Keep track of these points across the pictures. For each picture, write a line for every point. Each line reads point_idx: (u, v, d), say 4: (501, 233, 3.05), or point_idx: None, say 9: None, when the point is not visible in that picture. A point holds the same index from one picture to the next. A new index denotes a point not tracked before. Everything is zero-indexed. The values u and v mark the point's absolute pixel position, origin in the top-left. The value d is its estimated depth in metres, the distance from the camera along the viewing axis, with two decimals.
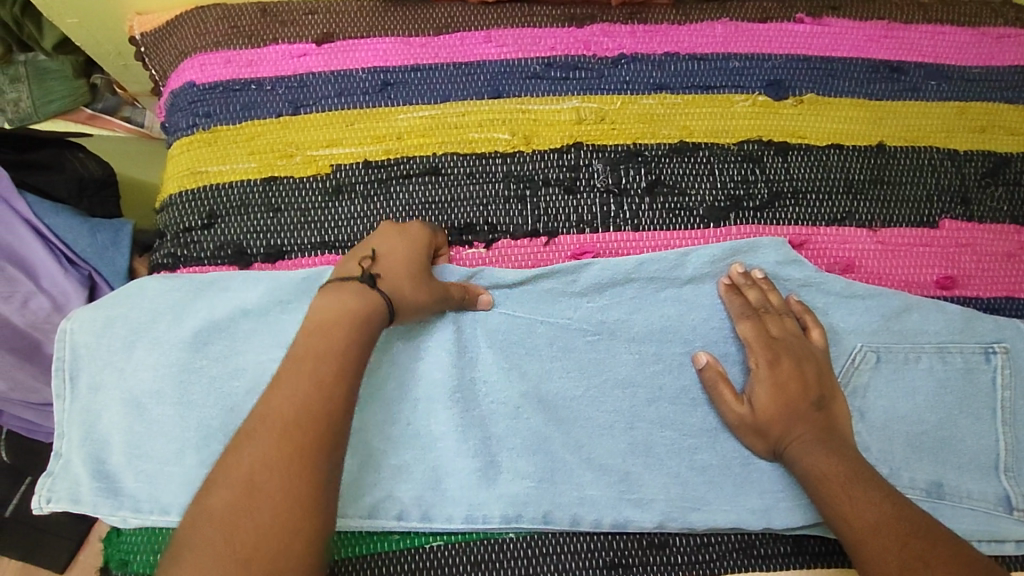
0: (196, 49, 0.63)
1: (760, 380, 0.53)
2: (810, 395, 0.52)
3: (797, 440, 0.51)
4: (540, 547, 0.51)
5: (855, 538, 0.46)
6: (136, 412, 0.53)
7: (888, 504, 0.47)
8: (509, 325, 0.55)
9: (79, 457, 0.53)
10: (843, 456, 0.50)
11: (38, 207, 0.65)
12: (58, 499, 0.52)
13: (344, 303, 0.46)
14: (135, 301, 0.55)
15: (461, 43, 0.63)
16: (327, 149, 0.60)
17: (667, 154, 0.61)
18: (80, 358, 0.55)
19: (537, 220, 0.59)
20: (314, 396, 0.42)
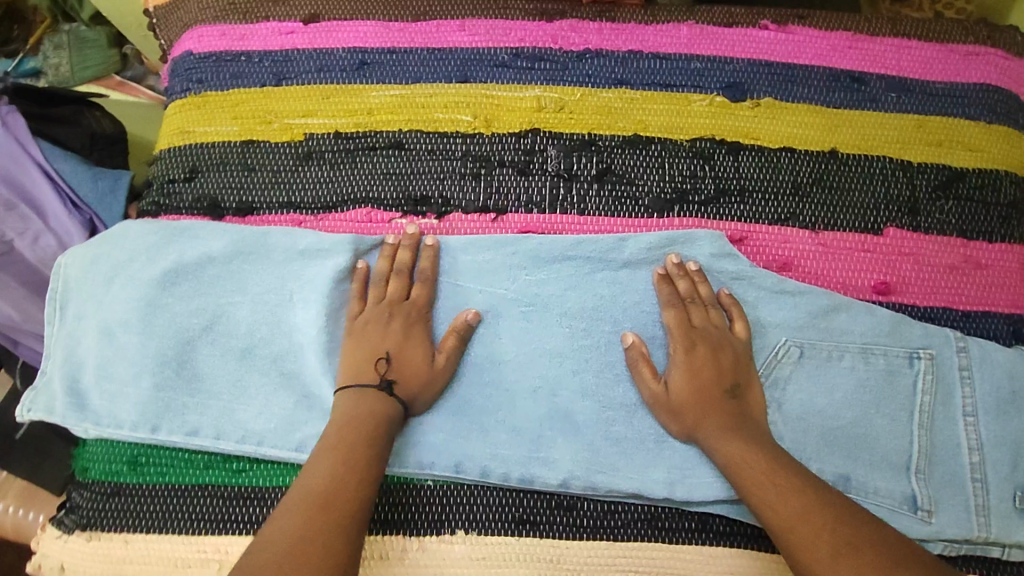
0: (198, 22, 0.69)
1: (678, 365, 0.55)
2: (724, 382, 0.55)
3: (711, 428, 0.53)
4: (454, 496, 0.55)
5: (783, 525, 0.48)
6: (108, 339, 0.59)
7: (809, 491, 0.49)
8: (447, 291, 0.59)
9: (58, 375, 0.59)
10: (758, 444, 0.52)
11: (50, 153, 0.72)
12: (37, 409, 0.58)
13: (357, 406, 0.52)
14: (119, 242, 0.62)
15: (437, 30, 0.68)
16: (303, 119, 0.65)
17: (620, 146, 0.64)
18: (70, 289, 0.62)
19: (488, 197, 0.63)
20: (359, 452, 0.50)
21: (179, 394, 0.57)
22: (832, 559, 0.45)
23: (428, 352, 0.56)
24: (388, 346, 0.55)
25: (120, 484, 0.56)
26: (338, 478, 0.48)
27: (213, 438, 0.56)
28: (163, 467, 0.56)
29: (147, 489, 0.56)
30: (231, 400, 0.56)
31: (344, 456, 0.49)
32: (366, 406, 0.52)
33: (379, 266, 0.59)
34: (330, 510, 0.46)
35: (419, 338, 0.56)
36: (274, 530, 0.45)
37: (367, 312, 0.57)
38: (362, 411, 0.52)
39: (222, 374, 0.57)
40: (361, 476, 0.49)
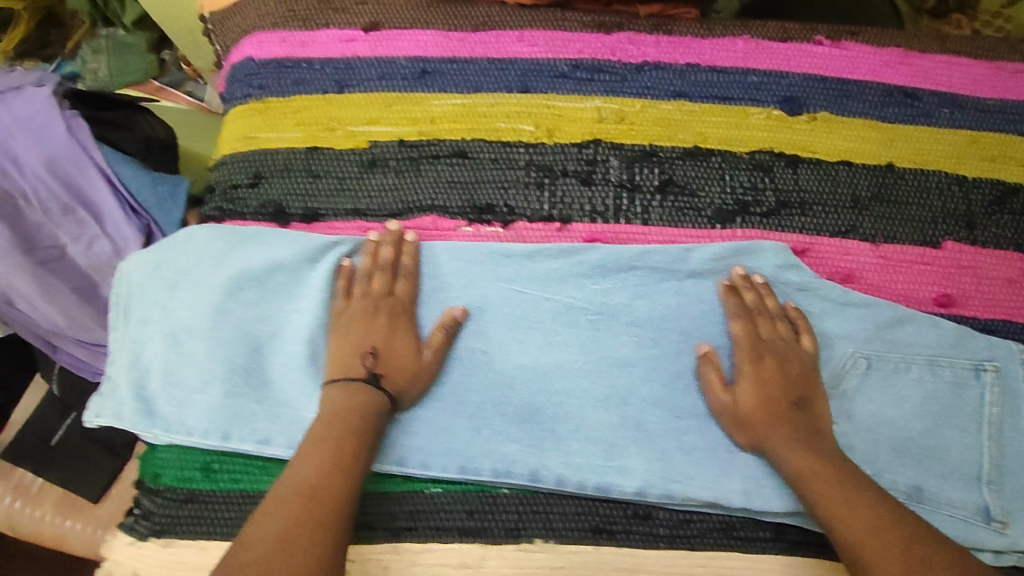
0: (257, 28, 0.69)
1: (744, 375, 0.56)
2: (791, 394, 0.55)
3: (779, 438, 0.54)
4: (531, 504, 0.55)
5: (849, 536, 0.49)
6: (173, 343, 0.59)
7: (878, 507, 0.50)
8: (514, 299, 0.60)
9: (125, 380, 0.60)
10: (827, 457, 0.53)
11: (109, 157, 0.72)
12: (104, 415, 0.60)
13: (343, 399, 0.53)
14: (184, 248, 0.62)
15: (497, 40, 0.68)
16: (367, 126, 0.65)
17: (681, 157, 0.65)
18: (133, 296, 0.62)
19: (553, 206, 0.63)
20: (346, 451, 0.50)
21: (249, 400, 0.57)
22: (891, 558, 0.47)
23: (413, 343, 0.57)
24: (372, 340, 0.56)
25: (193, 490, 0.56)
26: (326, 474, 0.49)
27: (284, 446, 0.56)
28: (236, 474, 0.56)
29: (221, 495, 0.56)
30: (298, 407, 0.57)
31: (334, 453, 0.50)
32: (353, 407, 0.53)
33: (363, 264, 0.59)
34: (316, 504, 0.47)
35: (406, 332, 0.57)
36: (262, 523, 0.45)
37: (353, 305, 0.58)
38: (347, 409, 0.53)
39: (291, 381, 0.57)
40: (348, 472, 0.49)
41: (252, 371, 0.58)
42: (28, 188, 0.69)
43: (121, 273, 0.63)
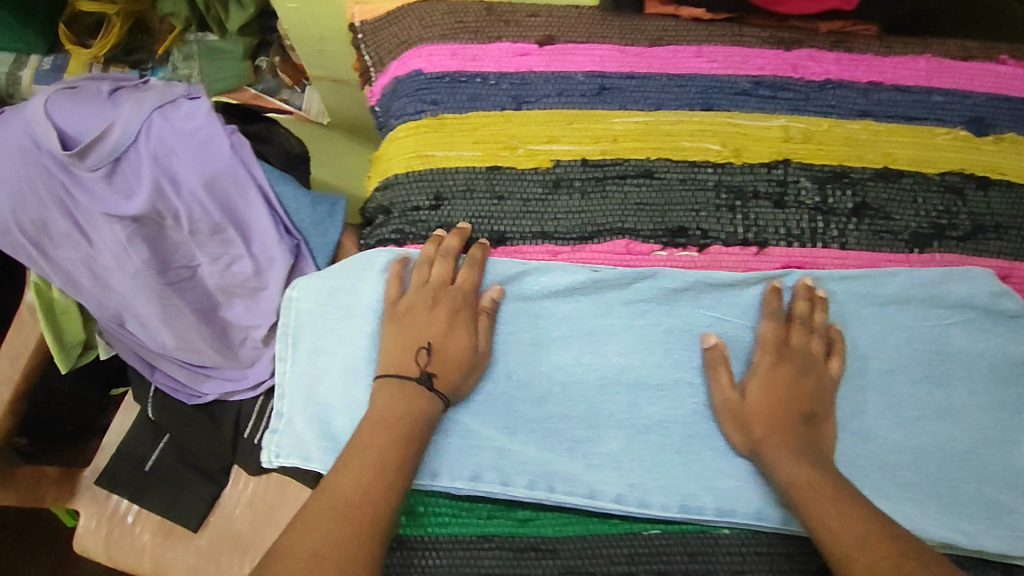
0: (422, 40, 0.65)
1: (758, 377, 0.54)
2: (802, 408, 0.53)
3: (776, 446, 0.51)
4: (752, 545, 0.54)
5: (844, 551, 0.46)
6: (357, 378, 0.56)
7: (875, 520, 0.47)
8: (717, 327, 0.57)
9: (304, 418, 0.56)
10: (823, 469, 0.50)
11: (271, 176, 0.67)
12: (287, 454, 0.56)
13: (399, 403, 0.51)
14: (362, 273, 0.58)
15: (675, 55, 0.65)
16: (548, 145, 0.62)
17: (872, 178, 0.63)
18: (302, 324, 0.58)
19: (748, 230, 0.61)
20: (394, 461, 0.48)
21: (451, 437, 0.54)
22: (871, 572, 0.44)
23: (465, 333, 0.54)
24: (423, 335, 0.53)
25: (400, 536, 0.54)
26: (361, 486, 0.47)
27: (500, 484, 0.53)
28: (445, 517, 0.55)
29: (432, 540, 0.54)
30: (503, 441, 0.54)
31: (355, 466, 0.48)
32: (402, 408, 0.51)
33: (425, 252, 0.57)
34: (332, 525, 0.45)
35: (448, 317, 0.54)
36: (297, 545, 0.44)
37: (409, 296, 0.55)
38: (398, 414, 0.50)
39: (495, 415, 0.54)
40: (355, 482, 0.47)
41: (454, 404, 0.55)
42: (183, 208, 0.64)
43: (288, 300, 0.59)
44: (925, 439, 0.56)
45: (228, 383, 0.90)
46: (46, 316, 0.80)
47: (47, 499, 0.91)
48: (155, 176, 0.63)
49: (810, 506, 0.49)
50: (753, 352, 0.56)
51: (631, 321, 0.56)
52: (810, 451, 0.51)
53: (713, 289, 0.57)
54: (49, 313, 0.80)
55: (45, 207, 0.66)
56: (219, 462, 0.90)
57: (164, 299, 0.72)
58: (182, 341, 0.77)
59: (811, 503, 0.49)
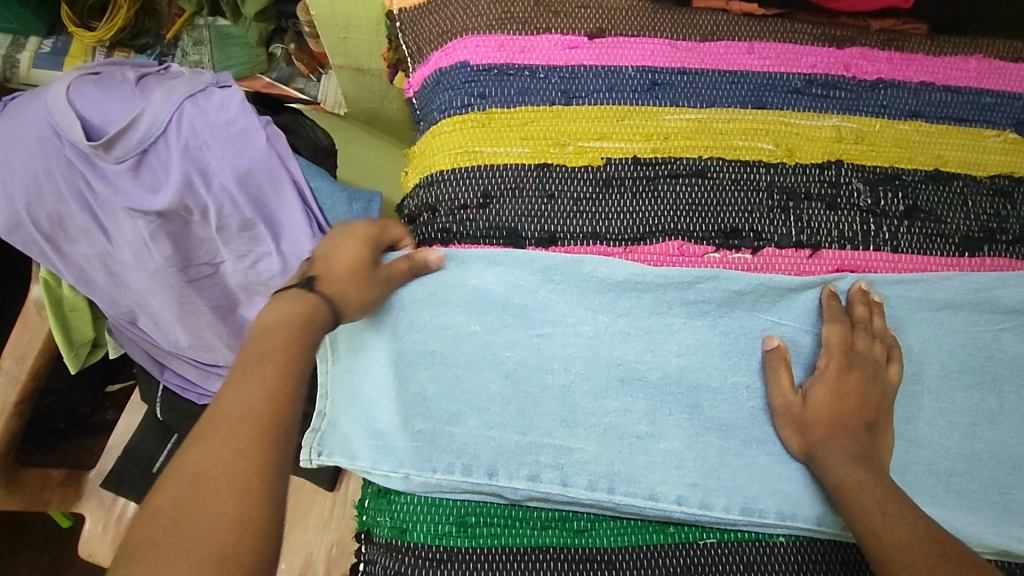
0: (467, 30, 0.64)
1: (822, 381, 0.53)
2: (866, 415, 0.51)
3: (837, 449, 0.50)
4: (810, 553, 0.51)
5: (884, 550, 0.44)
6: (408, 372, 0.54)
7: (923, 523, 0.45)
8: (773, 329, 0.55)
9: (352, 418, 0.55)
10: (880, 475, 0.48)
11: (305, 171, 0.63)
12: (331, 453, 0.53)
13: (281, 309, 0.48)
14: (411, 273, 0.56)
15: (726, 51, 0.65)
16: (598, 142, 0.60)
17: (924, 180, 0.62)
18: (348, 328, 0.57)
19: (801, 231, 0.59)
20: (274, 363, 0.44)
21: (510, 433, 0.52)
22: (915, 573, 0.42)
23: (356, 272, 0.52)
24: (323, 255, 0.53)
25: (449, 548, 0.51)
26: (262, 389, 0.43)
27: (560, 482, 0.51)
28: (497, 527, 0.52)
29: (483, 553, 0.51)
30: (564, 438, 0.52)
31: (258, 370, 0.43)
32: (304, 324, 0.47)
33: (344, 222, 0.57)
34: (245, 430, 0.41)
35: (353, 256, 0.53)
36: (193, 454, 0.40)
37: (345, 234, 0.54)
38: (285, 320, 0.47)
39: (548, 413, 0.53)
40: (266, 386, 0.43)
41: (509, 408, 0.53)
42: (213, 203, 0.61)
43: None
44: (979, 446, 0.55)
45: None
46: (56, 315, 0.75)
47: (51, 503, 0.85)
48: (184, 169, 0.59)
49: (857, 509, 0.47)
50: (818, 355, 0.55)
51: (691, 320, 0.55)
52: (868, 458, 0.49)
53: (773, 294, 0.55)
54: (58, 312, 0.75)
55: (62, 200, 0.63)
56: None
57: (183, 297, 0.69)
58: (197, 339, 0.75)
59: (863, 508, 0.46)
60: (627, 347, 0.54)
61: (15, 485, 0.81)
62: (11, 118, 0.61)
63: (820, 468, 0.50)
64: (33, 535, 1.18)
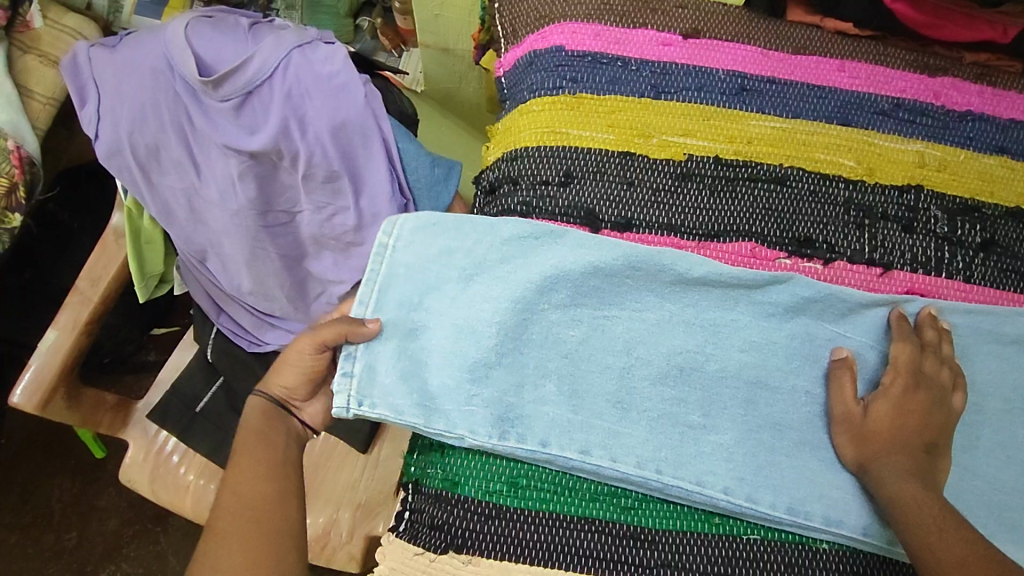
0: (566, 17, 0.65)
1: (887, 398, 0.53)
2: (927, 437, 0.52)
3: (893, 465, 0.51)
4: (853, 564, 0.52)
5: (937, 567, 0.45)
6: (469, 338, 0.54)
7: (982, 546, 0.46)
8: (840, 339, 0.57)
9: (400, 373, 0.54)
10: (937, 495, 0.49)
11: (395, 131, 0.65)
12: (376, 404, 0.53)
13: (256, 423, 0.57)
14: (484, 238, 0.56)
15: (817, 66, 0.65)
16: (682, 138, 0.62)
17: (1004, 217, 0.62)
18: (396, 277, 0.56)
19: (874, 249, 0.60)
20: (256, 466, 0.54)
21: (564, 409, 0.53)
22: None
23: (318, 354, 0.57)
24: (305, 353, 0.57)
25: (500, 506, 0.52)
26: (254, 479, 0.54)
27: (609, 459, 0.52)
28: (547, 492, 0.52)
29: (531, 516, 0.52)
30: (614, 422, 0.53)
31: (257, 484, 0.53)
32: (268, 425, 0.57)
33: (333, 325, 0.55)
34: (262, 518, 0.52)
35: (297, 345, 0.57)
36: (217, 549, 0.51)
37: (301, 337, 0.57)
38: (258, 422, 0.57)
39: (603, 392, 0.53)
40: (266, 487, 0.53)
41: (565, 384, 0.54)
42: (304, 150, 0.63)
43: (383, 244, 0.57)
44: None
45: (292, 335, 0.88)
46: (134, 244, 0.78)
47: (102, 425, 0.87)
48: (284, 115, 0.62)
49: (913, 525, 0.48)
50: (885, 371, 0.55)
51: (758, 319, 0.56)
52: (925, 477, 0.50)
53: (844, 307, 0.56)
54: (136, 242, 0.79)
55: (163, 131, 0.66)
56: None
57: (257, 241, 0.72)
58: (260, 286, 0.78)
59: (916, 525, 0.48)
60: (694, 337, 0.55)
61: (74, 402, 0.81)
62: (125, 50, 0.65)
63: (875, 484, 0.51)
64: (68, 461, 1.22)
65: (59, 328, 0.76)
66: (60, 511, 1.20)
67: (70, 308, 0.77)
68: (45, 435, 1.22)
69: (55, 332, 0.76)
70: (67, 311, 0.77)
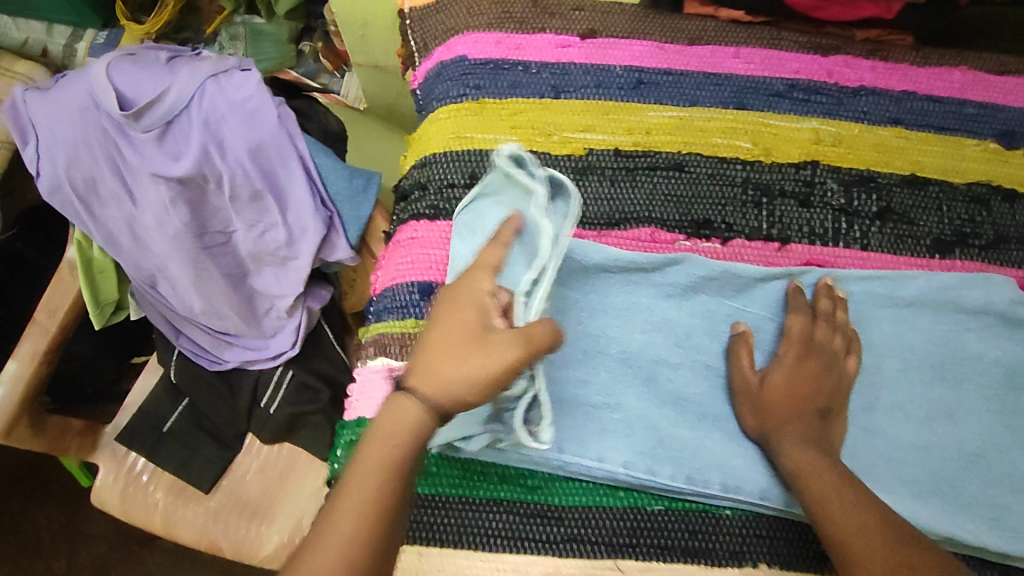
0: (468, 27, 0.69)
1: (781, 367, 0.56)
2: (820, 402, 0.55)
3: (788, 434, 0.53)
4: (754, 527, 0.55)
5: (842, 535, 0.47)
6: None
7: (879, 510, 0.48)
8: (738, 315, 0.59)
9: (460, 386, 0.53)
10: (830, 458, 0.52)
11: (310, 148, 0.69)
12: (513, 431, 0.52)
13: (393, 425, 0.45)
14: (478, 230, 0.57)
15: (712, 55, 0.68)
16: (582, 133, 0.64)
17: (899, 184, 0.64)
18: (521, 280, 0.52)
19: (772, 226, 0.62)
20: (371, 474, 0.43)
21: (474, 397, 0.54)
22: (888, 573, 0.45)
23: (473, 334, 0.47)
24: (433, 333, 0.48)
25: (413, 493, 0.55)
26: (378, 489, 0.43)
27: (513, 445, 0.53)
28: (457, 478, 0.55)
29: (443, 501, 0.54)
30: None
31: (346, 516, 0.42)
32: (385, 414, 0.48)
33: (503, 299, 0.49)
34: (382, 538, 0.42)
35: (456, 314, 0.48)
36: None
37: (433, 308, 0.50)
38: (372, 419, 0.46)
39: None
40: (352, 521, 0.41)
41: None
42: (227, 172, 0.67)
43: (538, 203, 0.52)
44: (933, 439, 0.57)
45: (249, 352, 0.93)
46: (85, 274, 0.83)
47: (71, 449, 0.90)
48: (203, 141, 0.66)
49: (817, 492, 0.50)
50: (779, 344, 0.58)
51: (660, 300, 0.58)
52: (821, 444, 0.53)
53: (739, 282, 0.59)
54: (88, 272, 0.84)
55: (97, 165, 0.69)
56: (234, 428, 0.94)
57: (198, 262, 0.75)
58: (210, 307, 0.79)
59: (814, 493, 0.50)
60: (599, 322, 0.57)
61: (40, 429, 0.82)
62: (58, 91, 0.69)
63: (775, 451, 0.53)
64: (59, 489, 1.26)
65: (18, 360, 0.79)
66: (49, 539, 1.24)
67: (30, 339, 0.80)
68: (36, 466, 1.27)
69: (14, 363, 0.79)
70: (27, 341, 0.80)
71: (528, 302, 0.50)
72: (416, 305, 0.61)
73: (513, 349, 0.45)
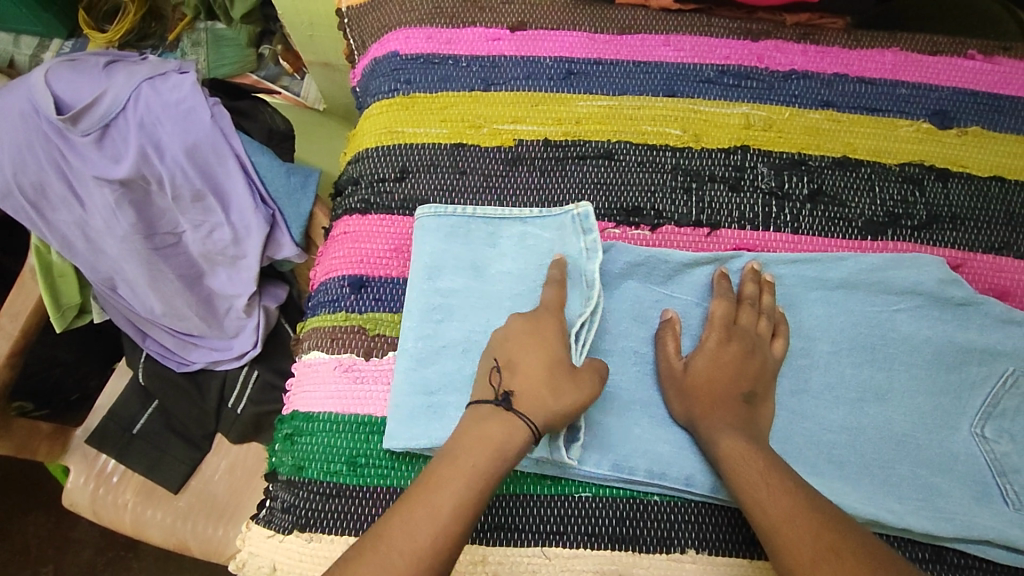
0: (400, 23, 0.69)
1: (704, 353, 0.55)
2: (742, 387, 0.54)
3: (715, 422, 0.53)
4: (682, 513, 0.54)
5: (767, 523, 0.46)
6: (462, 349, 0.56)
7: (801, 495, 0.47)
8: (666, 301, 0.59)
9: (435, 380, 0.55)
10: (754, 443, 0.51)
11: (248, 147, 0.71)
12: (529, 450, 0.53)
13: (488, 440, 0.45)
14: (481, 251, 0.59)
15: (642, 43, 0.68)
16: (512, 125, 0.65)
17: (830, 167, 0.64)
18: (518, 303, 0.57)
19: (701, 211, 0.62)
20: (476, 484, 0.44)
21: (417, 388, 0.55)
22: (811, 565, 0.43)
23: (559, 362, 0.49)
24: (501, 353, 0.51)
25: (340, 484, 0.55)
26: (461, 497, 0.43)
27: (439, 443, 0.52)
28: (385, 468, 0.55)
29: (368, 491, 0.55)
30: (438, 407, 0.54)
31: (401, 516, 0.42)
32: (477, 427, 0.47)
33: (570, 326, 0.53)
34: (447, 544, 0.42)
35: (544, 341, 0.50)
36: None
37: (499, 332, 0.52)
38: (492, 435, 0.46)
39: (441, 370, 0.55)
40: (435, 526, 0.41)
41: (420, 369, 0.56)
42: (166, 173, 0.69)
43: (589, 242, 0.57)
44: (864, 421, 0.55)
45: (214, 353, 0.91)
46: (45, 278, 0.81)
47: (39, 454, 0.84)
48: (141, 142, 0.68)
49: (744, 482, 0.49)
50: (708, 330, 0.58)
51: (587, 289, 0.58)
52: (747, 429, 0.52)
53: (667, 268, 0.59)
54: (48, 275, 0.82)
55: (42, 170, 0.71)
56: (202, 428, 0.89)
57: (150, 264, 0.76)
58: (168, 308, 0.81)
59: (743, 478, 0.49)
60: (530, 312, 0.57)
61: (6, 431, 0.77)
62: (0, 97, 0.70)
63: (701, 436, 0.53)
64: (40, 497, 1.25)
65: None
66: (36, 545, 1.23)
67: None
68: (16, 473, 1.26)
69: None
70: None
71: (578, 338, 0.53)
72: (347, 298, 0.60)
73: (593, 384, 0.50)
